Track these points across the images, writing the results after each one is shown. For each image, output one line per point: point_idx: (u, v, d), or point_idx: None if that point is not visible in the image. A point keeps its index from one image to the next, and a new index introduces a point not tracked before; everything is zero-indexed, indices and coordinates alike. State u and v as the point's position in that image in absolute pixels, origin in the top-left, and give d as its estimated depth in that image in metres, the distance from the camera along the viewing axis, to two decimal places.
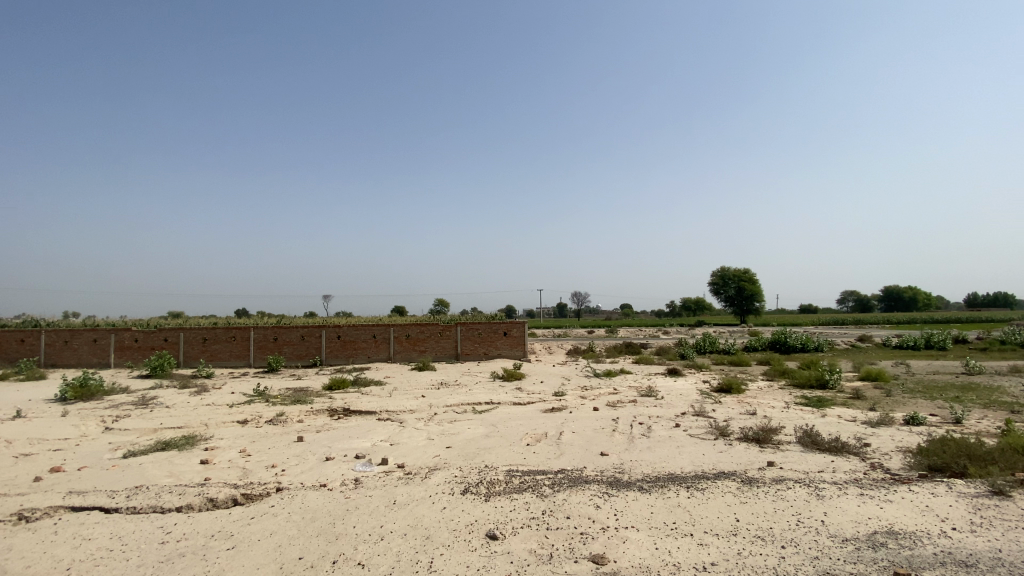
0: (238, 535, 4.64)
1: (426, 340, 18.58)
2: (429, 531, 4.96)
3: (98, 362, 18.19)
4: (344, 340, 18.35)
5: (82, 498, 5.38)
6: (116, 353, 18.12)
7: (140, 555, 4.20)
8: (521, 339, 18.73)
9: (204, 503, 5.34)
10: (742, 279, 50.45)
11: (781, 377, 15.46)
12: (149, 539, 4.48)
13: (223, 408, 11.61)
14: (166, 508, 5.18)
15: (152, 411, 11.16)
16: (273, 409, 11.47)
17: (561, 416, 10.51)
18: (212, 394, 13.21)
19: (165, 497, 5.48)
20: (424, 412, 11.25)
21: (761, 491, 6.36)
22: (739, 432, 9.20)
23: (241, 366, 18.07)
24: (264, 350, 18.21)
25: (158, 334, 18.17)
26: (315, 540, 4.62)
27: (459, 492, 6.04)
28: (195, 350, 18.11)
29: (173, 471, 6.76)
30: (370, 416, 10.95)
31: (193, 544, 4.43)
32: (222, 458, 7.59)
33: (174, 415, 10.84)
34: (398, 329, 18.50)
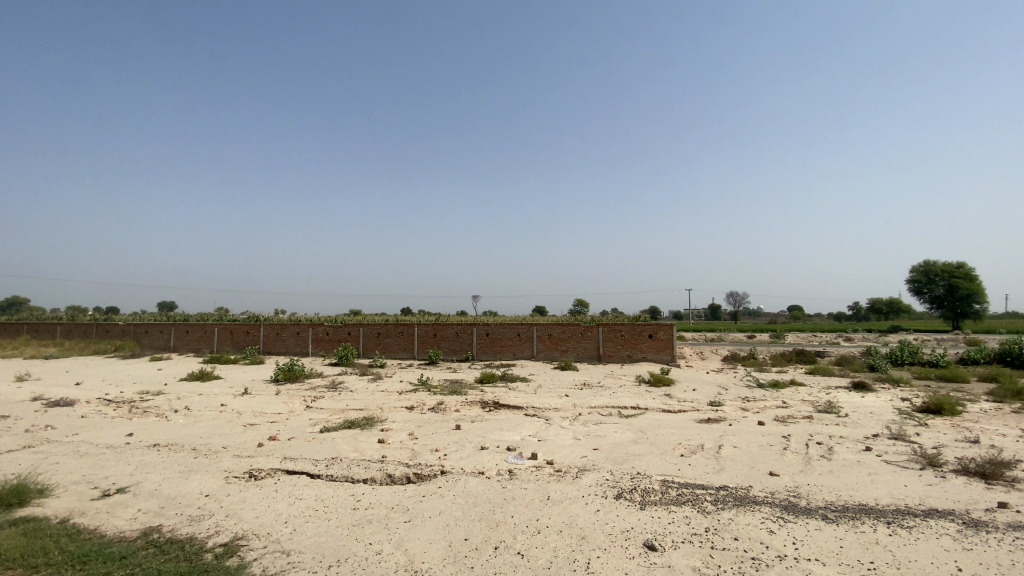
0: (413, 510, 5.12)
1: (569, 340, 18.65)
2: (584, 532, 4.90)
3: (299, 350, 21.84)
4: (492, 337, 19.33)
5: (293, 463, 6.45)
6: (312, 344, 21.56)
7: (338, 517, 4.87)
8: (668, 342, 17.72)
9: (384, 478, 6.02)
10: (954, 277, 41.47)
11: (1017, 399, 12.19)
12: (344, 504, 5.17)
13: (393, 394, 13.06)
14: (355, 478, 5.96)
15: (339, 394, 12.99)
16: (433, 398, 12.53)
17: (718, 428, 9.67)
18: (384, 382, 14.96)
19: (354, 468, 6.31)
20: (570, 411, 11.28)
21: (994, 538, 5.05)
22: (955, 463, 7.47)
23: (405, 358, 20.15)
24: (424, 344, 20.05)
25: (342, 328, 21.16)
26: (478, 524, 4.88)
27: (612, 496, 5.88)
28: (369, 342, 20.70)
29: (358, 447, 7.76)
30: (518, 411, 11.34)
31: (377, 513, 5.00)
32: (394, 439, 8.51)
33: (355, 398, 12.52)
34: (542, 328, 18.89)
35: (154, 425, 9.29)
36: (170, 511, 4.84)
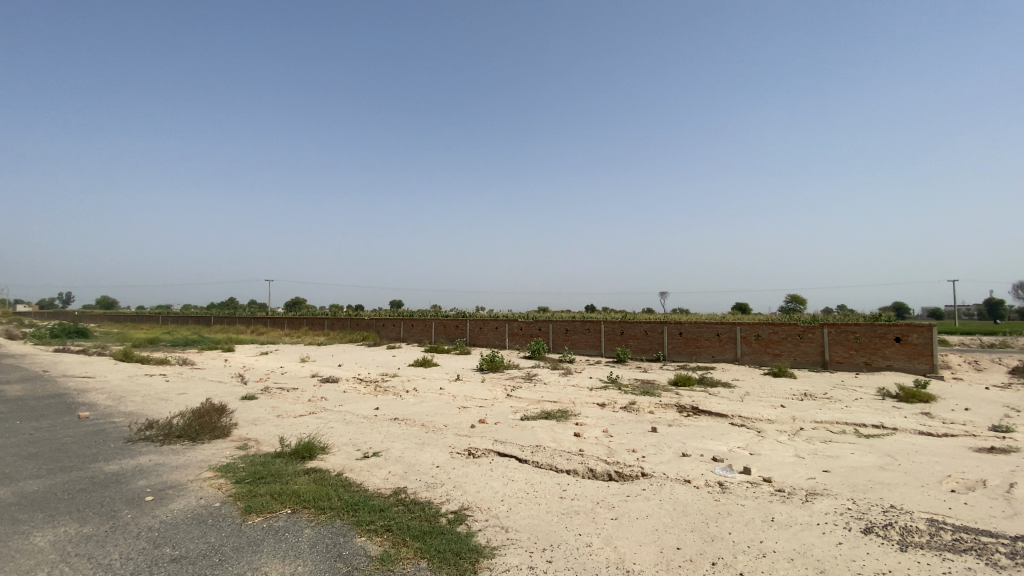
0: (619, 508, 5.06)
1: (781, 343, 16.41)
2: (823, 565, 4.19)
3: (498, 343, 23.79)
4: (687, 337, 18.16)
5: (503, 446, 7.00)
6: (509, 338, 23.28)
7: (548, 503, 5.09)
8: (923, 349, 14.21)
9: (587, 471, 6.10)
10: None
11: None
12: (552, 492, 5.39)
13: (585, 390, 13.25)
14: (559, 468, 6.17)
15: (535, 386, 13.74)
16: (626, 397, 12.32)
17: (1009, 462, 7.35)
18: (576, 377, 15.30)
19: (558, 458, 6.54)
20: (787, 424, 9.87)
21: None
22: None
23: (595, 355, 20.28)
24: (614, 342, 19.89)
25: (535, 324, 22.35)
26: (691, 535, 4.57)
27: (856, 529, 4.92)
28: (560, 338, 21.42)
29: (556, 437, 8.05)
30: (722, 418, 10.39)
31: (584, 506, 5.07)
32: (591, 434, 8.59)
33: (551, 391, 13.06)
34: (746, 328, 17.02)
35: (391, 402, 11.13)
36: (411, 476, 5.69)
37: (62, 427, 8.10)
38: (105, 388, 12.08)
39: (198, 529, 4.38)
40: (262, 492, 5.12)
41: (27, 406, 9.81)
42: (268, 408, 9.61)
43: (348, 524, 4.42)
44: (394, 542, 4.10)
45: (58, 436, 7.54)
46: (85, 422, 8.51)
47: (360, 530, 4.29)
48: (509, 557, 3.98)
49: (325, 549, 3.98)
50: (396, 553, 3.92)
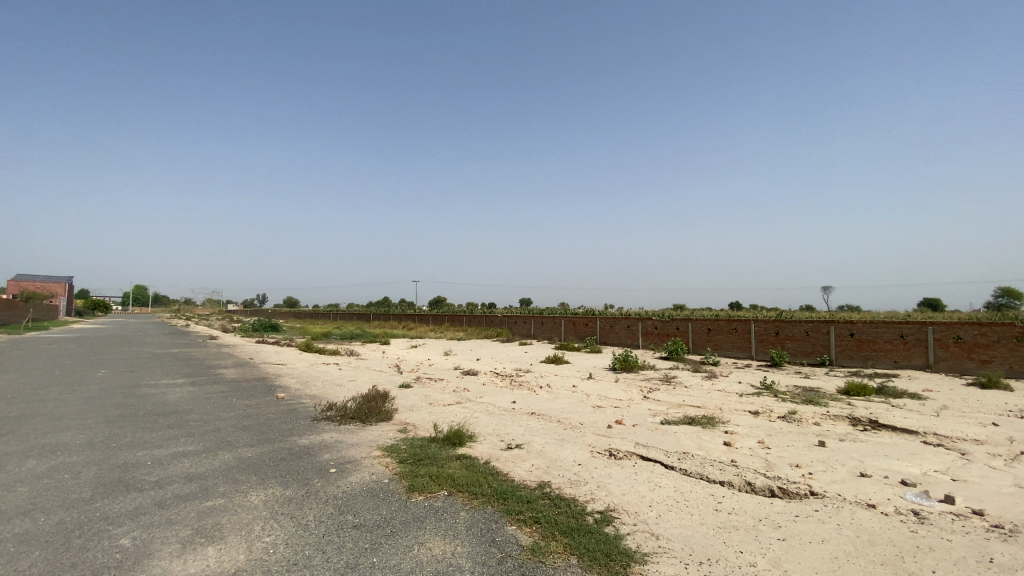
0: (786, 529, 4.54)
1: (993, 347, 13.37)
2: None
3: (631, 343, 23.10)
4: (859, 339, 15.74)
5: (647, 450, 6.74)
6: (643, 337, 22.46)
7: (702, 515, 4.76)
8: None
9: (744, 485, 5.59)
10: None
11: None
12: (706, 503, 5.03)
13: (733, 395, 12.21)
14: (712, 478, 5.74)
15: (675, 389, 13.04)
16: (782, 405, 11.07)
17: None
18: (721, 381, 14.18)
19: (708, 468, 6.10)
20: (1005, 447, 7.98)
21: None
22: None
23: (742, 357, 18.62)
24: (764, 343, 18.04)
25: (672, 322, 21.27)
26: (882, 569, 3.91)
27: None
28: (701, 338, 20.09)
29: (704, 445, 7.52)
30: (910, 436, 8.78)
31: (744, 522, 4.64)
32: (743, 443, 7.87)
33: (693, 394, 12.28)
34: (941, 329, 14.20)
35: (528, 397, 11.44)
36: (554, 471, 5.76)
37: (266, 405, 9.79)
38: (294, 373, 14.35)
39: (371, 501, 4.95)
40: (421, 473, 5.60)
41: (241, 386, 12.06)
42: (420, 396, 10.53)
43: (499, 511, 4.62)
44: (544, 535, 4.18)
45: (263, 412, 9.13)
46: (282, 401, 10.18)
47: (510, 519, 4.46)
48: (662, 566, 3.80)
49: (480, 532, 4.21)
50: (546, 545, 3.99)
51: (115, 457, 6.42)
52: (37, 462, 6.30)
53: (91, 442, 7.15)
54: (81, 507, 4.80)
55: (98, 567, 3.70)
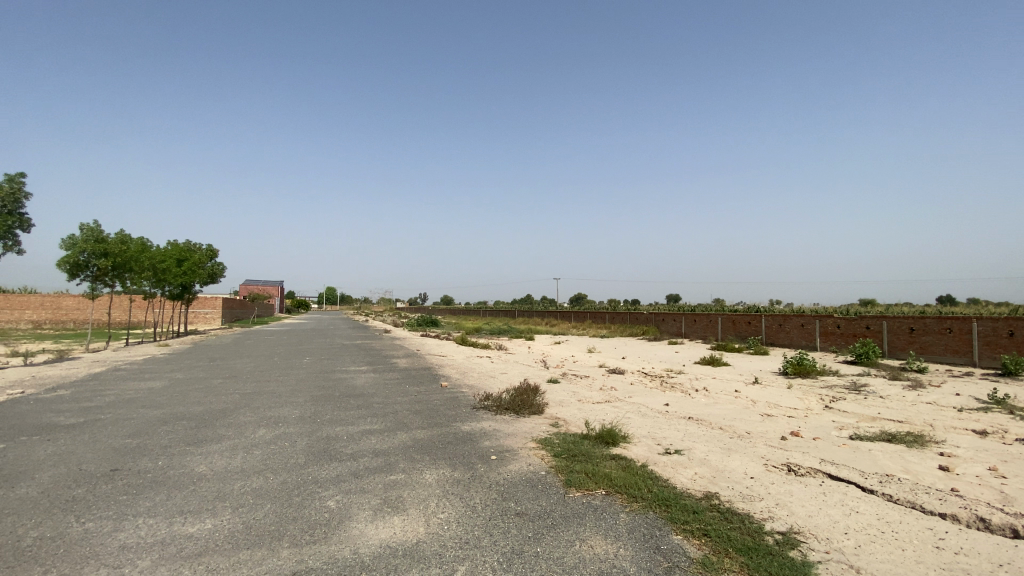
0: None
1: None
2: None
3: (806, 344, 20.42)
4: None
5: (836, 469, 5.85)
6: (820, 338, 19.70)
7: (917, 551, 3.96)
8: None
9: (974, 520, 4.52)
10: None
11: None
12: (921, 538, 4.18)
13: (948, 410, 9.99)
14: (927, 509, 4.76)
15: (866, 399, 11.14)
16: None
17: None
18: (931, 391, 11.71)
19: (921, 495, 5.07)
20: None
21: None
22: None
23: (961, 364, 15.17)
24: (994, 347, 14.46)
25: (860, 321, 18.29)
26: None
27: None
28: (901, 340, 16.89)
29: (911, 468, 6.27)
30: None
31: (978, 566, 3.75)
32: (968, 470, 6.37)
33: (890, 407, 10.36)
34: None
35: (683, 400, 10.81)
36: (721, 482, 5.33)
37: (431, 392, 10.78)
38: (454, 365, 15.59)
39: (532, 492, 5.11)
40: (578, 470, 5.62)
41: (410, 374, 13.50)
42: (570, 392, 10.63)
43: (663, 518, 4.41)
44: (716, 550, 3.87)
45: (430, 399, 10.07)
46: (444, 390, 11.11)
47: (675, 528, 4.23)
48: None
49: (644, 537, 4.06)
50: (718, 561, 3.69)
51: (320, 431, 7.66)
52: (266, 430, 7.80)
53: (303, 417, 8.63)
54: (298, 471, 5.81)
55: (312, 522, 4.42)
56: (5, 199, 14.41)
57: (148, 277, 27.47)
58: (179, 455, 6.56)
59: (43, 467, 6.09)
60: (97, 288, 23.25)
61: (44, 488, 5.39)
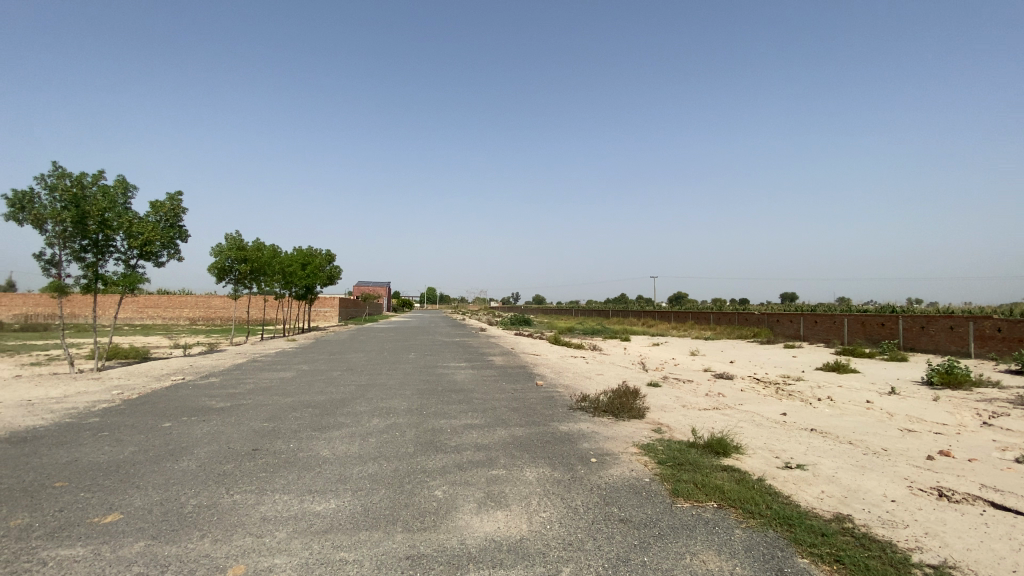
0: None
1: None
2: None
3: (956, 349, 17.64)
4: None
5: (1003, 498, 4.96)
6: (975, 343, 16.88)
7: None
8: None
9: None
10: None
11: None
12: None
13: None
14: None
15: None
16: None
17: None
18: None
19: None
20: None
21: None
22: None
23: None
24: None
25: None
26: None
27: None
28: None
29: None
30: None
31: None
32: None
33: None
34: None
35: (802, 409, 9.85)
36: (855, 504, 4.75)
37: (529, 390, 10.90)
38: (550, 364, 15.64)
39: (636, 498, 4.94)
40: (686, 479, 5.34)
41: (508, 372, 13.77)
42: (672, 397, 10.15)
43: (785, 539, 4.04)
44: None
45: (528, 397, 10.19)
46: (541, 388, 11.18)
47: (801, 550, 3.85)
48: None
49: (763, 558, 3.74)
50: None
51: (426, 423, 8.07)
52: (379, 420, 8.39)
53: (410, 409, 9.17)
54: (408, 460, 6.16)
55: (422, 510, 4.66)
56: (168, 216, 17.04)
57: (279, 280, 30.93)
58: (306, 439, 7.29)
59: (201, 444, 7.09)
60: (239, 288, 26.71)
61: (201, 462, 6.27)
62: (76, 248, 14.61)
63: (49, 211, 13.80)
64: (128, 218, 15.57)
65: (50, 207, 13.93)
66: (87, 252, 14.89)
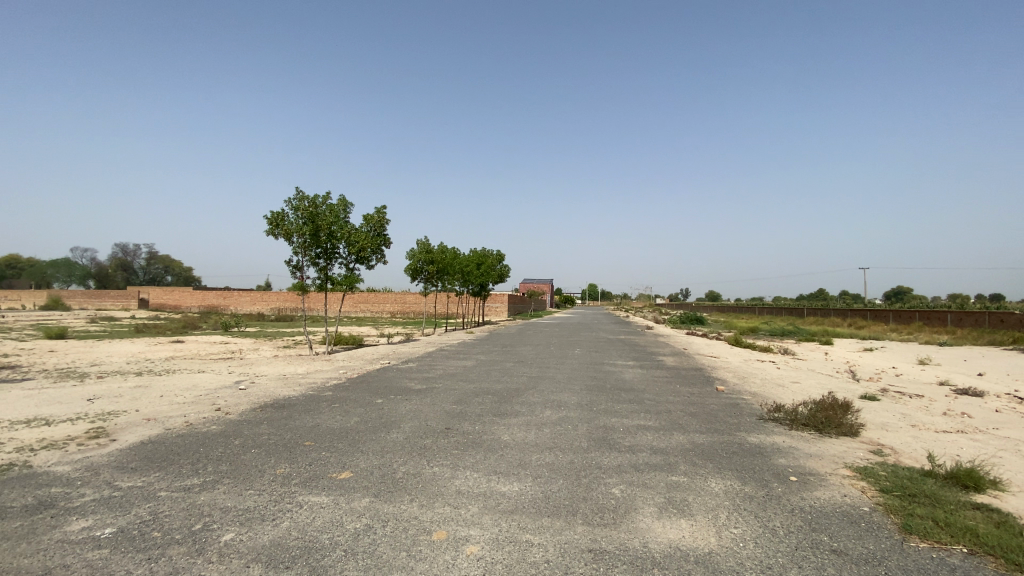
0: None
1: None
2: None
3: None
4: None
5: None
6: None
7: None
8: None
9: None
10: None
11: None
12: None
13: None
14: None
15: None
16: None
17: None
18: None
19: None
20: None
21: None
22: None
23: None
24: None
25: None
26: None
27: None
28: None
29: None
30: None
31: None
32: None
33: None
34: None
35: None
36: None
37: (708, 395, 10.14)
38: (730, 367, 14.33)
39: (851, 529, 4.21)
40: (921, 514, 4.37)
41: (682, 374, 13.00)
42: (895, 414, 8.41)
43: None
44: None
45: (707, 402, 9.48)
46: (723, 394, 10.29)
47: None
48: None
49: None
50: None
51: (598, 419, 8.07)
52: (552, 412, 8.66)
53: (582, 404, 9.28)
54: (583, 454, 6.24)
55: (601, 506, 4.66)
56: (376, 226, 20.07)
57: (459, 279, 34.17)
58: (488, 423, 7.89)
59: (404, 420, 8.20)
60: (428, 287, 30.25)
61: (405, 435, 7.24)
62: (312, 255, 18.19)
63: (295, 227, 17.46)
64: (347, 229, 18.82)
65: (296, 223, 17.60)
66: (320, 258, 18.41)
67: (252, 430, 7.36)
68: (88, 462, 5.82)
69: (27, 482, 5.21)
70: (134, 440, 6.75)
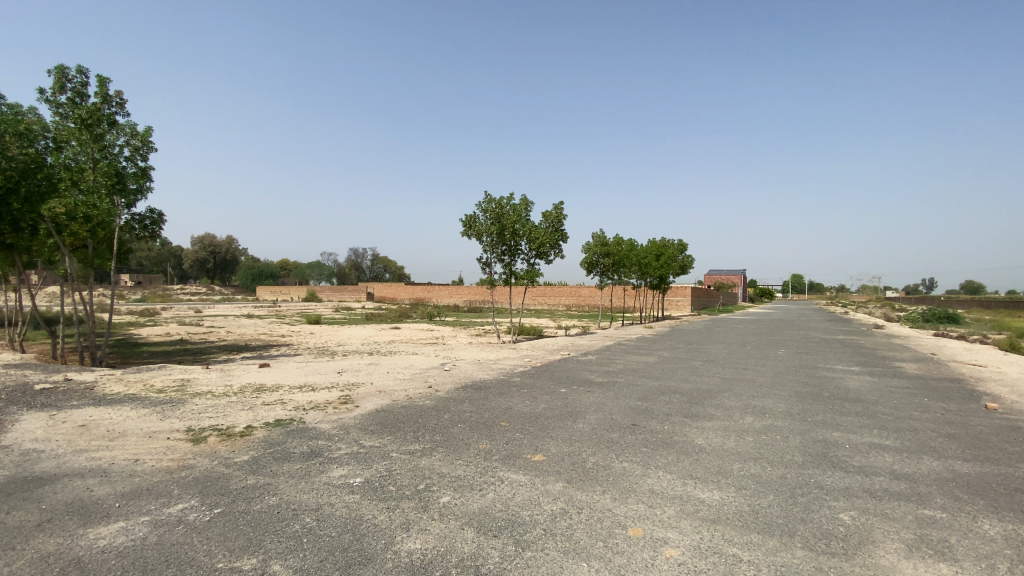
0: None
1: None
2: None
3: None
4: None
5: None
6: None
7: None
8: None
9: None
10: None
11: None
12: None
13: None
14: None
15: None
16: None
17: None
18: None
19: None
20: None
21: None
22: None
23: None
24: None
25: None
26: None
27: None
28: None
29: None
30: None
31: None
32: None
33: None
34: None
35: None
36: None
37: (970, 414, 7.96)
38: (1004, 380, 11.07)
39: None
40: None
41: (929, 385, 10.42)
42: None
43: None
44: None
45: (970, 422, 7.46)
46: (994, 414, 7.98)
47: None
48: None
49: None
50: None
51: (814, 432, 7.00)
52: (754, 419, 7.78)
53: (790, 412, 8.17)
54: (797, 469, 5.47)
55: (825, 531, 4.03)
56: (555, 222, 20.64)
57: (637, 272, 33.28)
58: (678, 424, 7.48)
59: (590, 411, 8.29)
60: (605, 280, 30.16)
61: (593, 427, 7.31)
62: (499, 253, 19.63)
63: (484, 227, 19.14)
64: (529, 227, 19.80)
65: (485, 224, 19.24)
66: (506, 255, 19.74)
67: (457, 406, 8.27)
68: (341, 423, 7.24)
69: (304, 434, 6.73)
70: (370, 408, 8.18)
